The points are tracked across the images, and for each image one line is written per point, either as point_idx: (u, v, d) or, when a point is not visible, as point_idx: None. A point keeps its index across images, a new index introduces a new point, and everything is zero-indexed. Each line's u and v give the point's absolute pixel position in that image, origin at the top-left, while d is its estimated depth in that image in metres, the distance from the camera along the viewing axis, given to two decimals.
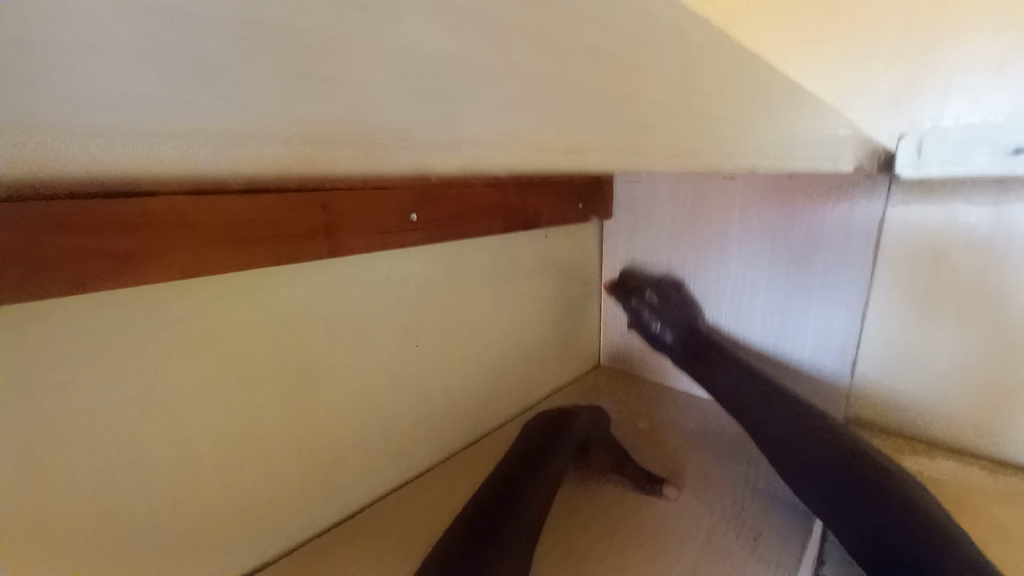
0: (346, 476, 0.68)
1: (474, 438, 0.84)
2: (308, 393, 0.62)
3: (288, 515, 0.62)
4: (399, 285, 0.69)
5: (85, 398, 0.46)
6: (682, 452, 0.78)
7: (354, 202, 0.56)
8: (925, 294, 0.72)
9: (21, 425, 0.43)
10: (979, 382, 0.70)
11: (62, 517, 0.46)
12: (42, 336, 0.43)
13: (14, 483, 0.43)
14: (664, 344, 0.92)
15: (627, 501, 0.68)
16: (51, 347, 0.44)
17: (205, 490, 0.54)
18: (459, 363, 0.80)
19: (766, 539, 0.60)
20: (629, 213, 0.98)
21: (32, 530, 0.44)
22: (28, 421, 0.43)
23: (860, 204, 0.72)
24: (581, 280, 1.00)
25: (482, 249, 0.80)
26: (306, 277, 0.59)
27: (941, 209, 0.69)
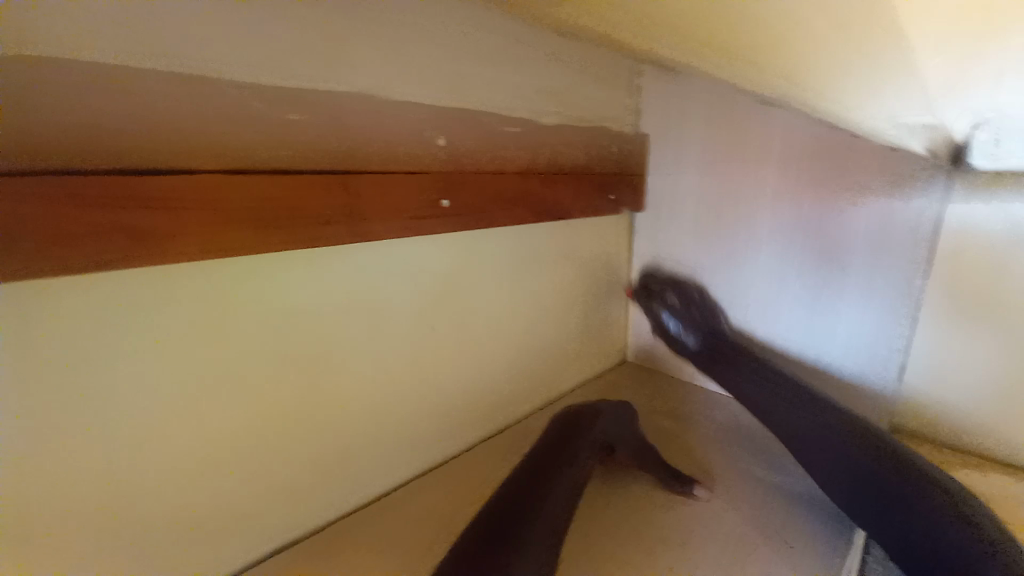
0: (369, 460, 0.68)
1: (495, 429, 0.84)
2: (333, 377, 0.62)
3: (313, 496, 0.63)
4: (427, 273, 0.69)
5: (117, 374, 0.46)
6: (710, 452, 0.76)
7: (388, 186, 0.54)
8: (979, 300, 0.69)
9: (60, 400, 0.44)
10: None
11: (96, 492, 0.47)
12: (80, 314, 0.44)
13: (53, 456, 0.45)
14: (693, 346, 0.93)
15: (652, 499, 0.67)
16: (87, 323, 0.44)
17: (232, 469, 0.55)
18: (481, 353, 0.79)
19: (800, 545, 0.58)
20: (655, 209, 0.87)
21: (69, 501, 0.46)
22: (66, 396, 0.44)
23: (911, 198, 0.65)
24: (608, 274, 0.98)
25: (511, 238, 0.79)
26: (334, 260, 0.59)
27: (1002, 209, 0.65)
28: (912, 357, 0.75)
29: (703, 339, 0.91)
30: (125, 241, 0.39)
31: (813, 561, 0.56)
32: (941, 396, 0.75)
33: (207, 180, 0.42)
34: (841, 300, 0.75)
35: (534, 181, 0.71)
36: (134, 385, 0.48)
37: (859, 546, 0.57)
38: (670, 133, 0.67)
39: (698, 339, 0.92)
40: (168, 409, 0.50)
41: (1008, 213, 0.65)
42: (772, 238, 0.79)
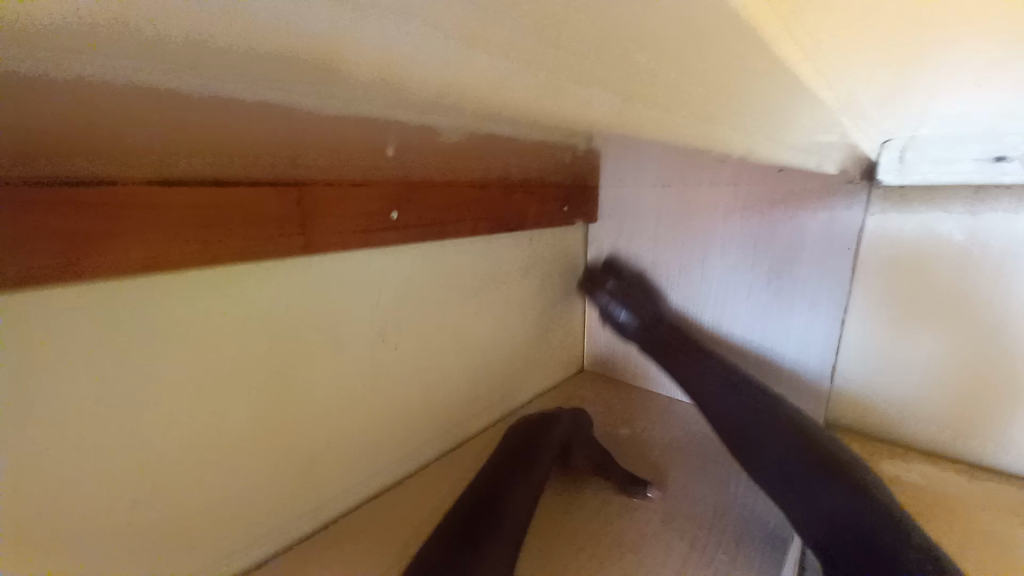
0: (320, 485, 0.64)
1: (455, 444, 0.82)
2: (281, 397, 0.58)
3: (259, 524, 0.59)
4: (381, 285, 0.67)
5: (29, 404, 0.41)
6: (665, 457, 0.78)
7: (332, 196, 0.53)
8: (906, 306, 0.73)
9: None
10: (963, 379, 0.71)
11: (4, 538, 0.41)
12: None
13: None
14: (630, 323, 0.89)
15: (615, 506, 0.67)
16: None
17: (167, 502, 0.50)
18: (440, 367, 0.77)
19: (747, 542, 0.61)
20: (614, 218, 0.95)
21: None
22: None
23: (839, 212, 0.72)
24: (565, 284, 0.99)
25: (467, 249, 0.78)
26: (280, 273, 0.56)
27: (918, 220, 0.70)
28: (845, 358, 0.79)
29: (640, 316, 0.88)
30: (54, 254, 0.36)
31: (761, 554, 0.59)
32: (874, 396, 0.78)
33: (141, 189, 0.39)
34: (781, 301, 0.79)
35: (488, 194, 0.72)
36: (52, 414, 0.42)
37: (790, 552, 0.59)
38: (620, 164, 0.73)
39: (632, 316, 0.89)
40: (90, 441, 0.44)
41: (923, 223, 0.70)
42: (719, 255, 0.84)
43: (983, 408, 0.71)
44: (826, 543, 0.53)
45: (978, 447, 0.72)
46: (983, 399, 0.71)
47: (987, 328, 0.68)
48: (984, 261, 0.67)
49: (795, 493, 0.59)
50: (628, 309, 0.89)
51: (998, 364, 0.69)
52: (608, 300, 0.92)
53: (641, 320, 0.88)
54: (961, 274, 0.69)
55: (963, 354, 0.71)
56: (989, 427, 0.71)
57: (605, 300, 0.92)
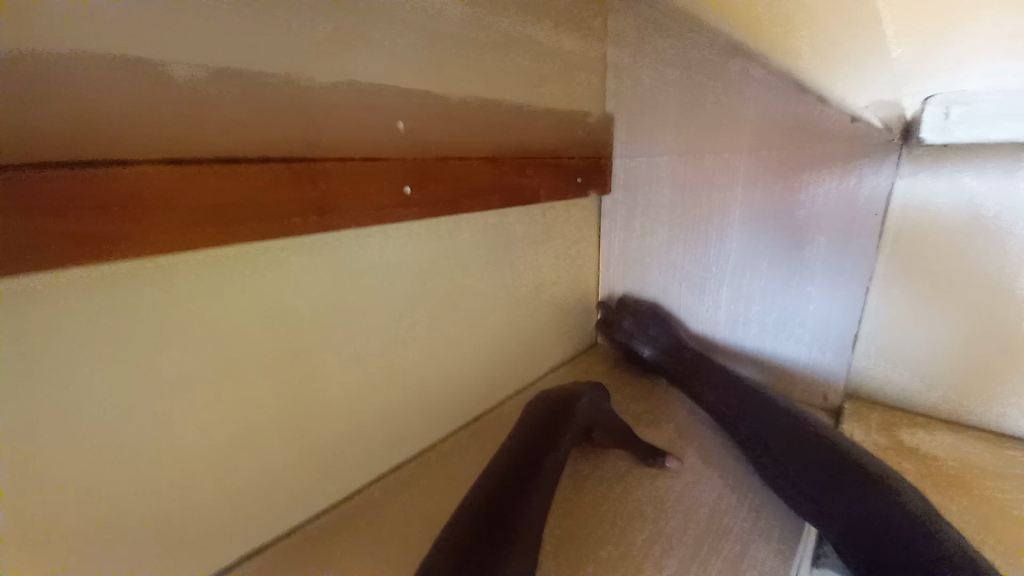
0: (343, 459, 0.66)
1: (472, 418, 0.83)
2: (301, 376, 0.59)
3: (285, 496, 0.61)
4: (395, 263, 0.66)
5: (65, 385, 0.43)
6: (684, 430, 0.78)
7: (347, 174, 0.51)
8: (929, 277, 0.72)
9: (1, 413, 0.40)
10: (992, 345, 0.69)
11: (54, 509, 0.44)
12: (18, 322, 0.40)
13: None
14: (654, 357, 0.90)
15: (631, 477, 0.68)
16: (26, 328, 0.40)
17: (198, 476, 0.52)
18: (456, 343, 0.78)
19: (767, 513, 0.61)
20: (628, 193, 0.92)
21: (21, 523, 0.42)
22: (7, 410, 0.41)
23: (868, 176, 0.67)
24: (579, 257, 0.98)
25: (480, 223, 0.77)
26: (295, 252, 0.56)
27: (949, 184, 0.68)
28: (866, 331, 0.78)
29: (660, 354, 0.89)
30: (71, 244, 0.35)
31: (783, 526, 0.59)
32: (892, 365, 0.78)
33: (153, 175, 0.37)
34: (802, 276, 0.77)
35: (502, 166, 0.70)
36: (85, 394, 0.44)
37: (810, 545, 0.57)
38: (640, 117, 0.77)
39: (653, 352, 0.91)
40: (124, 419, 0.46)
41: (954, 185, 0.67)
42: (737, 227, 0.81)
43: (1009, 374, 0.69)
44: (860, 543, 0.50)
45: (1004, 418, 0.71)
46: (1010, 365, 0.68)
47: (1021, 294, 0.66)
48: (1015, 229, 0.64)
49: (830, 495, 0.56)
50: (649, 343, 0.92)
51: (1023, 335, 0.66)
52: (628, 338, 0.95)
53: (659, 350, 0.90)
54: (990, 237, 0.66)
55: (985, 326, 0.69)
56: (1005, 395, 0.70)
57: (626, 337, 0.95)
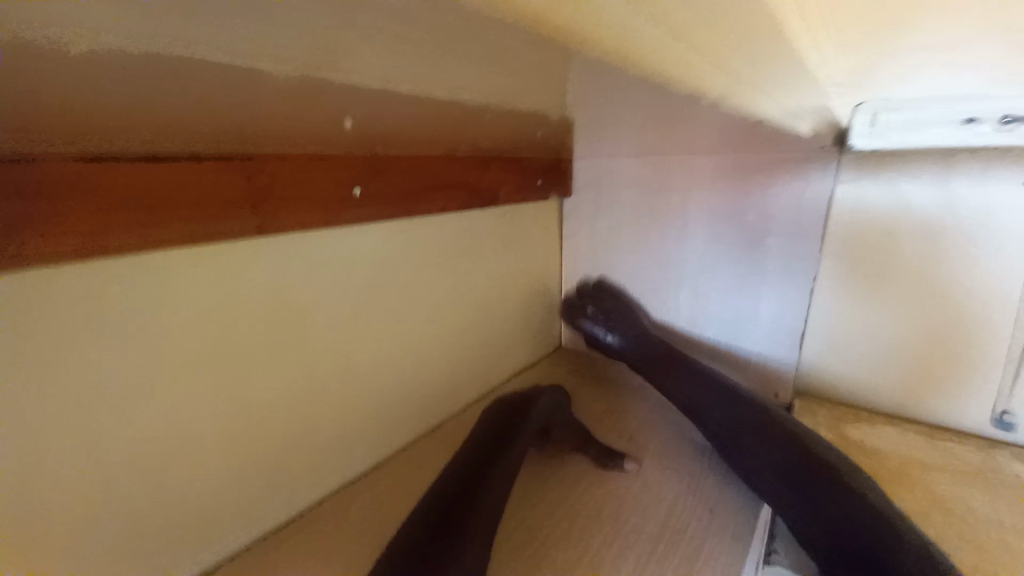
0: (292, 475, 0.62)
1: (432, 426, 0.81)
2: (245, 385, 0.55)
3: (226, 517, 0.56)
4: (348, 266, 0.64)
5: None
6: (643, 430, 0.78)
7: (290, 171, 0.48)
8: (872, 273, 0.74)
9: None
10: (945, 336, 0.71)
11: None
12: None
13: None
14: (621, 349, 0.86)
15: (592, 480, 0.67)
16: None
17: (123, 498, 0.47)
18: (413, 351, 0.75)
19: (720, 510, 0.62)
20: (588, 194, 0.93)
21: None
22: None
23: (813, 182, 0.70)
24: (542, 259, 0.98)
25: (439, 227, 0.76)
26: (237, 254, 0.52)
27: (887, 188, 0.70)
28: (814, 327, 0.80)
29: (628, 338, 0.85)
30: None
31: (731, 520, 0.60)
32: (840, 361, 0.80)
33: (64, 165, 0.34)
34: (764, 272, 0.77)
35: (457, 168, 0.69)
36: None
37: (764, 530, 0.58)
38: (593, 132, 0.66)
39: (623, 340, 0.86)
40: (40, 435, 0.42)
41: (893, 190, 0.70)
42: (691, 233, 0.82)
43: (959, 364, 0.71)
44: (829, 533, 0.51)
45: (939, 409, 0.74)
46: (961, 355, 0.71)
47: (965, 287, 0.68)
48: (949, 227, 0.67)
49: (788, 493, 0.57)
50: (615, 331, 0.87)
51: (958, 325, 0.70)
52: (589, 324, 0.91)
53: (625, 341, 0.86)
54: (928, 237, 0.69)
55: (922, 319, 0.72)
56: (948, 384, 0.73)
57: (587, 325, 0.91)
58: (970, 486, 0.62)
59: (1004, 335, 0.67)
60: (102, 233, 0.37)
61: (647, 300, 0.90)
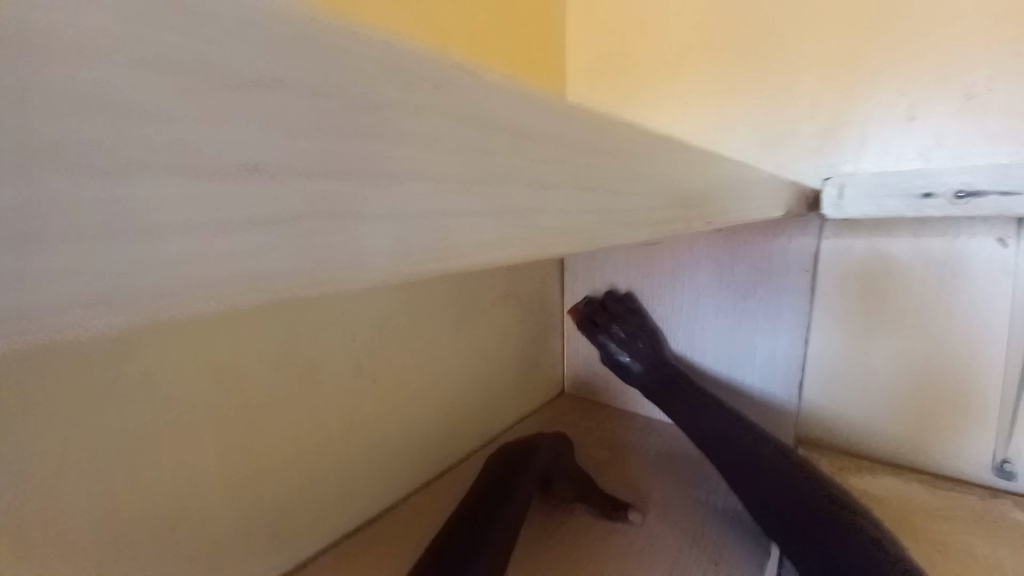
0: (294, 526, 0.63)
1: (435, 475, 0.82)
2: (255, 436, 0.57)
3: (230, 570, 0.57)
4: (357, 319, 0.67)
5: (7, 456, 0.41)
6: (645, 480, 0.79)
7: None
8: (864, 321, 0.76)
9: None
10: (941, 389, 0.72)
11: None
12: None
13: None
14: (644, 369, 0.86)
15: (593, 532, 0.68)
16: None
17: (133, 549, 0.49)
18: (416, 400, 0.77)
19: (726, 564, 0.62)
20: (587, 248, 1.00)
21: None
22: None
23: (795, 238, 0.77)
24: (542, 307, 1.02)
25: (444, 280, 0.80)
26: (254, 312, 0.56)
27: (867, 243, 0.74)
28: (810, 375, 0.81)
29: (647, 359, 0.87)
30: None
31: (737, 574, 0.60)
32: (839, 409, 0.80)
33: None
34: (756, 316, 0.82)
35: None
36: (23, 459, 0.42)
37: None
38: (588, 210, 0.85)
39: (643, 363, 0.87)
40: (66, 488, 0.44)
41: (873, 245, 0.73)
42: (688, 278, 0.87)
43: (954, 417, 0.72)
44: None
45: (939, 456, 0.74)
46: (957, 407, 0.72)
47: (952, 342, 0.70)
48: (930, 277, 0.70)
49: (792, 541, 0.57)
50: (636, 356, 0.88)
51: (948, 372, 0.71)
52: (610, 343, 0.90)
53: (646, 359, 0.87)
54: (913, 291, 0.72)
55: (915, 367, 0.73)
56: (945, 432, 0.73)
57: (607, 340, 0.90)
58: (974, 538, 0.62)
59: (996, 387, 0.69)
60: None
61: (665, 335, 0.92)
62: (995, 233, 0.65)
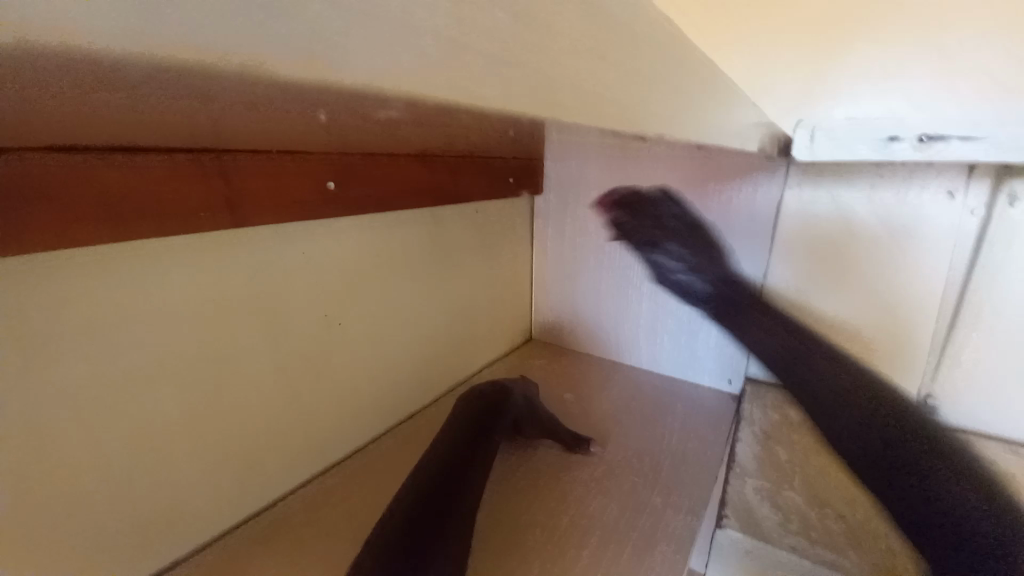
0: (263, 469, 0.62)
1: (405, 417, 0.83)
2: (215, 382, 0.55)
3: (200, 509, 0.56)
4: (320, 260, 0.64)
5: None
6: (608, 417, 0.83)
7: (261, 168, 0.49)
8: (821, 274, 0.79)
9: None
10: (884, 332, 0.77)
11: None
12: None
13: None
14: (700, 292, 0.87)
15: (559, 464, 0.71)
16: None
17: (94, 491, 0.47)
18: (383, 345, 0.76)
19: (678, 488, 0.67)
20: (559, 192, 0.98)
21: None
22: None
23: (762, 188, 0.78)
24: (512, 254, 1.01)
25: (411, 223, 0.77)
26: (203, 252, 0.52)
27: (829, 197, 0.76)
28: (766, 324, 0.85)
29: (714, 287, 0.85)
30: None
31: (689, 496, 0.65)
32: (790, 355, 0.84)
33: (45, 166, 0.35)
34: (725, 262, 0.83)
35: (429, 166, 0.70)
36: None
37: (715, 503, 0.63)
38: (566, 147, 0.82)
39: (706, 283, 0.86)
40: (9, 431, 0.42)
41: (833, 200, 0.75)
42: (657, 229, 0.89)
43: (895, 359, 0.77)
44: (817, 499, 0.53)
45: None
46: (896, 350, 0.77)
47: (897, 288, 0.74)
48: (885, 233, 0.73)
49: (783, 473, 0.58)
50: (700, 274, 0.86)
51: (893, 323, 0.76)
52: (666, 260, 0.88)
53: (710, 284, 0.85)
54: (867, 241, 0.75)
55: (862, 318, 0.77)
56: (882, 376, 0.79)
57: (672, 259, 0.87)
58: None
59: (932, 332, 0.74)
60: (74, 228, 0.38)
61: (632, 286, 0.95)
62: (945, 187, 0.68)
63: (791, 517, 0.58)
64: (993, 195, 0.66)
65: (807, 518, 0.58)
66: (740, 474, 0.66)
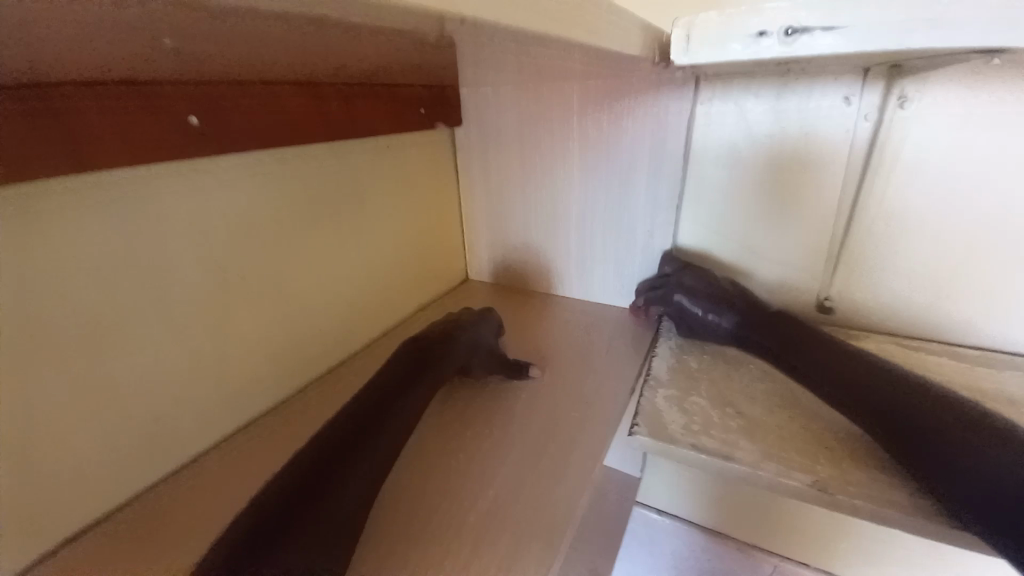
0: (175, 432, 0.60)
1: (336, 365, 0.82)
2: (99, 341, 0.51)
3: (113, 473, 0.54)
4: (207, 207, 0.59)
5: None
6: (539, 346, 0.85)
7: (99, 101, 0.45)
8: (742, 188, 0.78)
9: None
10: (812, 245, 0.77)
11: None
12: None
13: None
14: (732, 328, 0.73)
15: (487, 395, 0.74)
16: None
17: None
18: (298, 295, 0.73)
19: (597, 404, 0.71)
20: (478, 122, 0.95)
21: None
22: None
23: (672, 106, 0.77)
24: (435, 193, 0.98)
25: (312, 163, 0.71)
26: (50, 200, 0.46)
27: (733, 109, 0.75)
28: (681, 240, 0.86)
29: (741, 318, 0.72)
30: None
31: (605, 413, 0.69)
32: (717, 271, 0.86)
33: None
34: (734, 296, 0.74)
35: (316, 94, 0.65)
36: None
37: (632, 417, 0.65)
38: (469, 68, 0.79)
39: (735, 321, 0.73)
40: None
41: (738, 111, 0.75)
42: (576, 152, 0.88)
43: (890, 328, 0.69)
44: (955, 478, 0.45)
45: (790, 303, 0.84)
46: (839, 260, 0.76)
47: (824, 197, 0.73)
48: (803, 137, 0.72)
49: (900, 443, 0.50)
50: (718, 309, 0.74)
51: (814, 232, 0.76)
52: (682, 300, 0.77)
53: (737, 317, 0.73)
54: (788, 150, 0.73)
55: (785, 233, 0.78)
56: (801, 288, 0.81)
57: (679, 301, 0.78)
58: None
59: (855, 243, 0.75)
60: None
61: (556, 216, 0.95)
62: (842, 94, 0.68)
63: (696, 417, 0.63)
64: (887, 98, 0.66)
65: (709, 419, 0.63)
66: (655, 386, 0.70)
